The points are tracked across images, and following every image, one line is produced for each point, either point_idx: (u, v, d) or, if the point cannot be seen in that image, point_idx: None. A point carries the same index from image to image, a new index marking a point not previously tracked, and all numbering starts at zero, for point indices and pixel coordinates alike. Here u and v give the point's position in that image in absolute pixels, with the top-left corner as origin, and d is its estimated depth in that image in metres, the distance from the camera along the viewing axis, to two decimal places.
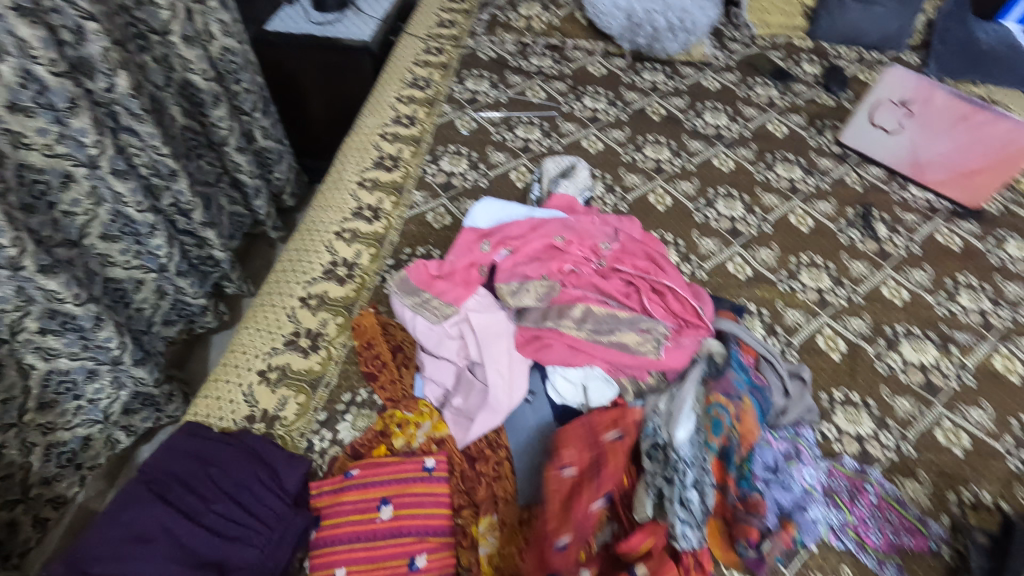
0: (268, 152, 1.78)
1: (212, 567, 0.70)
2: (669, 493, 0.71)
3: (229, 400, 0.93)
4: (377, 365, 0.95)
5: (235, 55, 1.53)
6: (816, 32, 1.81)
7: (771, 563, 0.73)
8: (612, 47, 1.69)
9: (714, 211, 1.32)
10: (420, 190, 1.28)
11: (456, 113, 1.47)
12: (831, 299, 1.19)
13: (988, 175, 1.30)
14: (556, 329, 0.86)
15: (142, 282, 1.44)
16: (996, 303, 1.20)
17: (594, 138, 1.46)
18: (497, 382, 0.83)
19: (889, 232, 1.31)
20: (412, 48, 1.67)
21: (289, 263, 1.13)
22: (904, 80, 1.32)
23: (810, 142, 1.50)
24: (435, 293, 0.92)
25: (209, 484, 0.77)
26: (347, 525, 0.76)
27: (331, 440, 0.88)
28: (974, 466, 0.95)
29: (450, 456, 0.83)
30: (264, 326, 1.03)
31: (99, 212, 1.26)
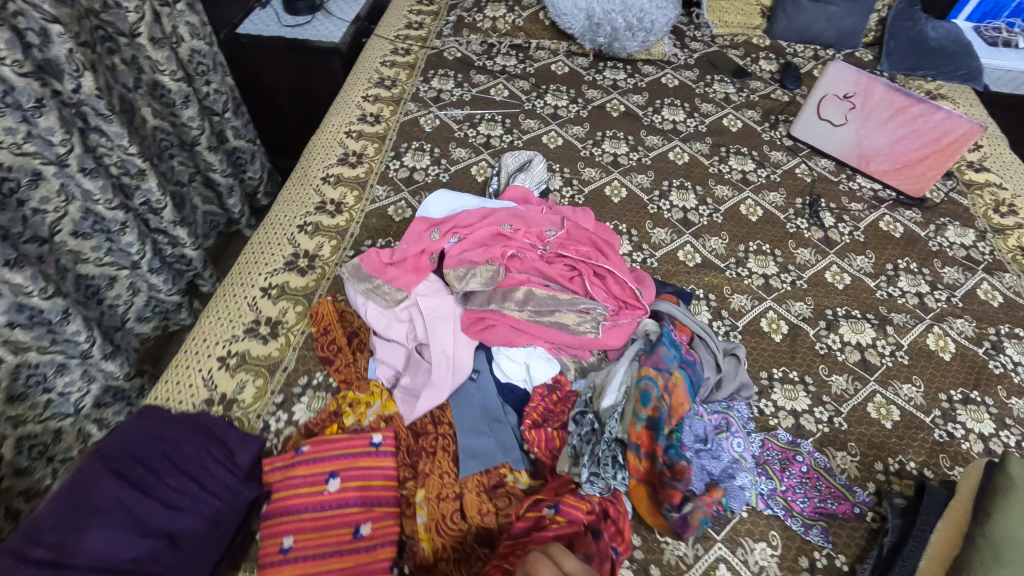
0: (241, 152, 1.85)
1: (164, 536, 0.74)
2: (583, 454, 0.81)
3: (188, 384, 0.96)
4: (333, 350, 0.98)
5: (204, 57, 1.60)
6: (774, 31, 1.87)
7: (697, 526, 0.77)
8: (574, 47, 1.74)
9: (668, 202, 1.37)
10: (382, 185, 1.32)
11: (420, 111, 1.52)
12: (776, 284, 1.24)
13: (928, 165, 1.35)
14: (499, 311, 0.91)
15: (115, 279, 1.46)
16: (933, 286, 1.25)
17: (554, 134, 1.50)
18: (442, 361, 0.88)
19: (835, 220, 1.37)
20: (380, 49, 1.72)
21: (252, 254, 1.17)
22: (845, 75, 1.37)
23: (763, 136, 1.55)
24: (386, 280, 0.97)
25: (164, 460, 0.81)
26: (297, 498, 0.80)
27: (287, 421, 0.92)
28: (901, 436, 1.00)
29: (397, 432, 0.87)
30: (225, 315, 1.06)
31: (70, 209, 1.28)
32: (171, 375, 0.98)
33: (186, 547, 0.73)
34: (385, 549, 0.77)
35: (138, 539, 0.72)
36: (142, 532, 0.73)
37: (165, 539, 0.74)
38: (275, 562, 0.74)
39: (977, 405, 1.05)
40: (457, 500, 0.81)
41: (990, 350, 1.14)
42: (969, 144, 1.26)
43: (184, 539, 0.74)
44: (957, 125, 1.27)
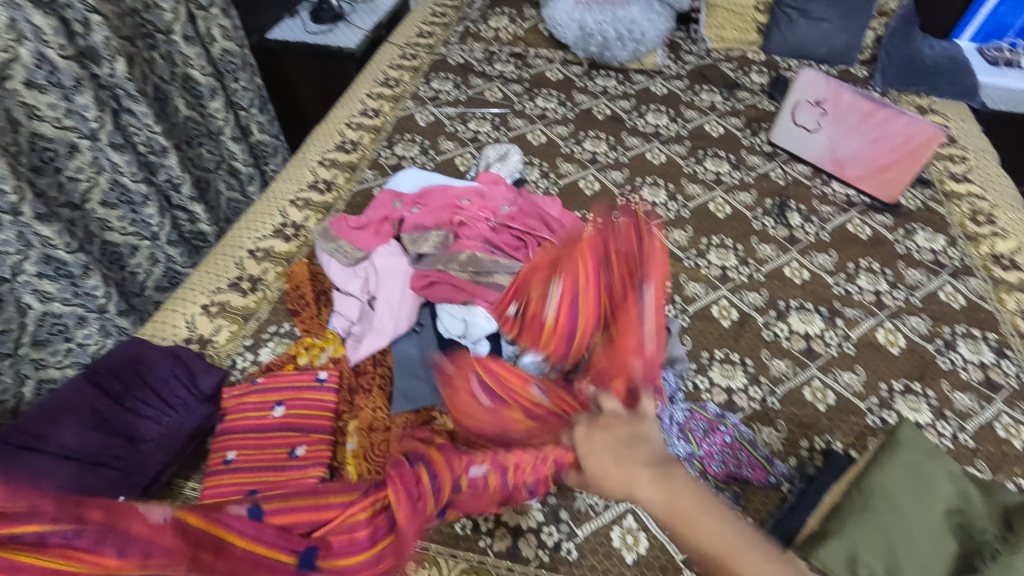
0: (264, 146, 1.98)
1: (125, 437, 0.87)
2: None
3: (172, 324, 1.09)
4: (302, 304, 1.09)
5: (234, 57, 1.75)
6: (770, 46, 1.89)
7: None
8: (570, 56, 1.86)
9: (638, 197, 1.44)
10: (371, 169, 1.45)
11: (417, 108, 1.65)
12: (733, 275, 1.27)
13: (898, 170, 1.39)
14: (444, 271, 1.03)
15: (137, 248, 1.61)
16: (893, 285, 1.26)
17: (539, 132, 1.60)
18: (385, 312, 1.01)
19: (802, 221, 1.40)
20: (389, 54, 1.87)
21: (246, 222, 1.31)
22: (815, 82, 1.44)
23: (743, 142, 1.61)
24: (349, 241, 1.11)
25: (135, 377, 0.92)
26: (244, 420, 0.90)
27: (252, 360, 1.03)
28: (832, 419, 1.02)
29: (342, 371, 0.97)
30: (214, 270, 1.19)
31: (100, 180, 1.44)
32: (159, 316, 1.11)
33: (142, 447, 0.86)
34: (316, 468, 0.84)
35: (101, 436, 0.85)
36: (107, 431, 0.86)
37: (126, 439, 0.86)
38: (217, 471, 0.85)
39: (917, 396, 1.06)
40: (384, 433, 0.89)
41: (941, 347, 1.15)
42: (933, 148, 1.32)
43: (141, 442, 0.87)
44: (920, 130, 1.32)
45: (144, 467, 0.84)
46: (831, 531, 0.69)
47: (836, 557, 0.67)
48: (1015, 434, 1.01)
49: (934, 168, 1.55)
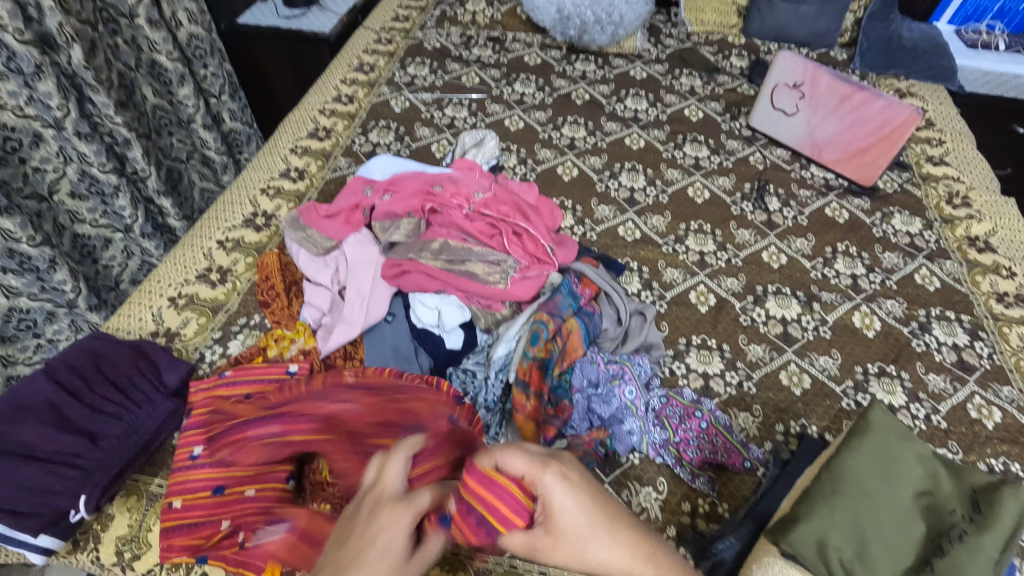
0: (236, 134, 1.93)
1: (85, 435, 0.84)
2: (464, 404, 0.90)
3: (138, 317, 1.07)
4: (271, 294, 1.06)
5: (201, 42, 1.68)
6: (750, 30, 1.88)
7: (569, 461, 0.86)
8: (548, 40, 1.83)
9: (616, 182, 1.42)
10: (345, 157, 1.42)
11: (392, 94, 1.62)
12: (711, 261, 1.27)
13: (875, 152, 1.39)
14: (416, 259, 1.02)
15: (110, 241, 1.57)
16: (870, 269, 1.26)
17: (517, 118, 1.58)
18: (356, 302, 0.98)
19: (780, 205, 1.40)
20: (364, 39, 1.83)
21: (216, 211, 1.28)
22: (793, 64, 1.45)
23: (723, 126, 1.60)
24: (318, 230, 1.09)
25: (96, 371, 0.90)
26: (211, 415, 0.87)
27: (221, 354, 1.01)
28: (807, 403, 1.02)
29: (312, 362, 0.95)
30: (182, 261, 1.16)
31: (67, 171, 1.39)
32: (125, 309, 1.08)
33: (103, 445, 0.83)
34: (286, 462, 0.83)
35: (62, 434, 0.82)
36: (67, 429, 0.83)
37: (87, 437, 0.83)
38: (184, 467, 0.82)
39: (891, 379, 1.07)
40: None
41: (916, 330, 1.15)
42: (909, 131, 1.33)
43: (103, 440, 0.84)
44: (897, 113, 1.34)
45: (108, 465, 0.81)
46: (801, 516, 0.70)
47: (807, 542, 0.68)
48: (987, 415, 1.02)
49: (912, 151, 1.55)
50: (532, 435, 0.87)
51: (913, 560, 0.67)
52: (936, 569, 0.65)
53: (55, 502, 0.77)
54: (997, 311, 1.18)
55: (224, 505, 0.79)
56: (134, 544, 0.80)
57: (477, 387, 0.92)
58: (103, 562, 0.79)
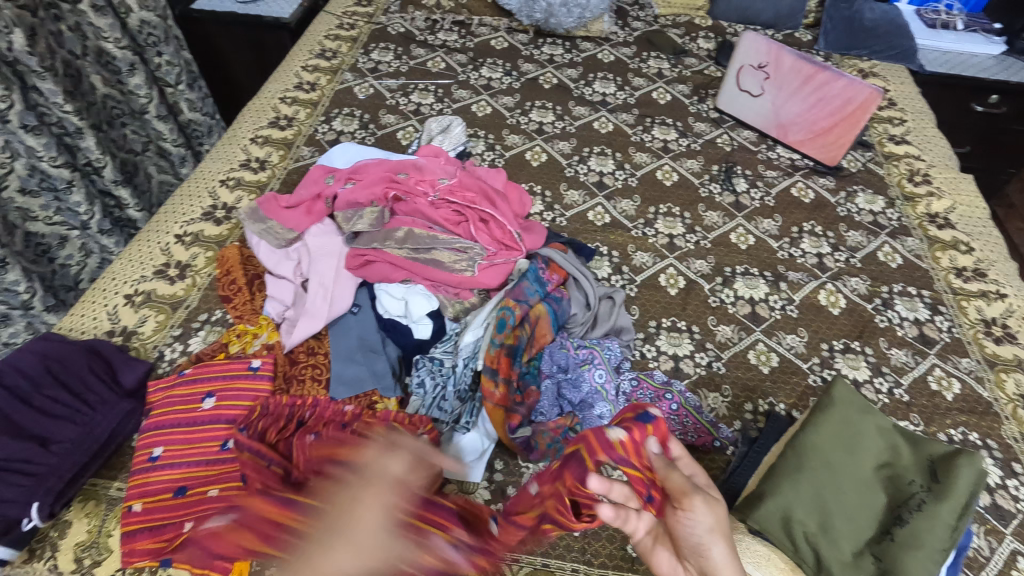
0: (196, 125, 1.86)
1: (36, 440, 0.81)
2: (430, 395, 0.89)
3: (93, 317, 1.03)
4: (233, 289, 1.03)
5: (154, 28, 1.61)
6: (716, 11, 1.88)
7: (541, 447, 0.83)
8: (515, 23, 1.80)
9: (585, 167, 1.42)
10: (308, 146, 1.38)
11: (356, 81, 1.58)
12: (680, 243, 1.27)
13: (839, 132, 1.41)
14: (380, 249, 1.01)
15: (66, 238, 1.50)
16: (835, 248, 1.28)
17: (484, 104, 1.55)
18: (319, 293, 0.96)
19: (747, 186, 1.41)
20: (325, 24, 1.78)
21: (172, 205, 1.23)
22: (756, 45, 1.44)
23: (690, 108, 1.60)
24: (279, 221, 1.06)
25: (46, 374, 0.86)
26: (172, 414, 0.85)
27: (182, 351, 0.98)
28: (775, 380, 1.03)
29: (276, 357, 0.93)
30: (138, 257, 1.12)
31: (15, 166, 1.32)
32: (78, 309, 1.04)
33: (56, 449, 0.80)
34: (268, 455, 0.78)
35: (11, 440, 0.78)
36: (17, 435, 0.80)
37: (38, 442, 0.80)
38: (143, 469, 0.80)
39: (856, 354, 1.09)
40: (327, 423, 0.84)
41: (879, 306, 1.17)
42: (871, 109, 1.34)
43: (55, 444, 0.81)
44: (859, 92, 1.35)
45: (61, 469, 0.78)
46: (767, 491, 0.70)
47: (773, 517, 0.69)
48: (946, 387, 1.04)
49: (874, 130, 1.58)
50: (503, 423, 0.85)
51: (873, 530, 0.68)
52: (894, 538, 0.67)
53: (6, 510, 0.74)
54: (956, 286, 1.21)
55: (187, 505, 0.77)
56: (93, 551, 0.76)
57: (444, 377, 0.91)
58: (61, 571, 0.75)
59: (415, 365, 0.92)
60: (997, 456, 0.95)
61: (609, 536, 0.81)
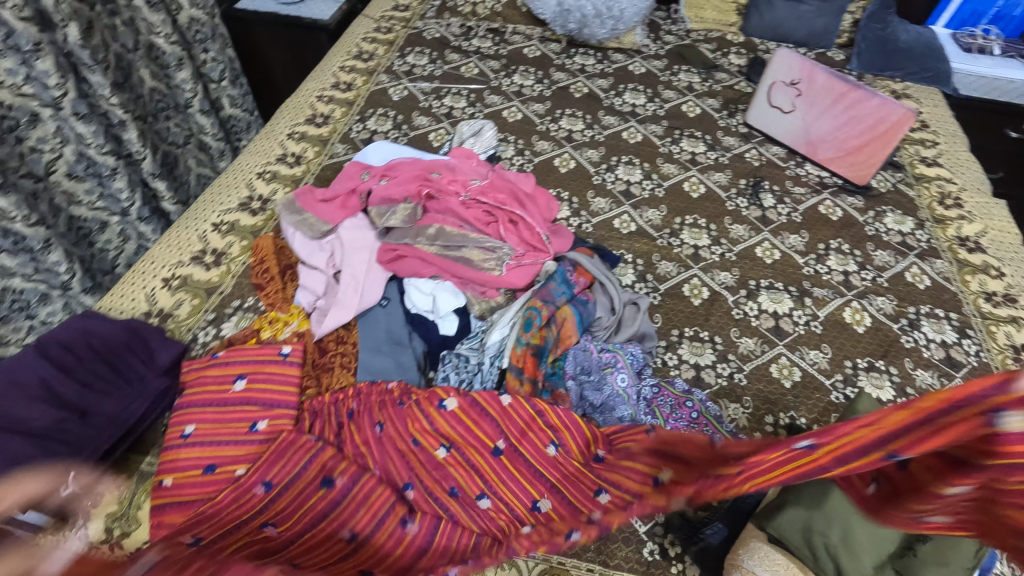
0: (236, 120, 1.91)
1: (75, 413, 0.84)
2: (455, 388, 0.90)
3: (131, 297, 1.06)
4: (266, 278, 1.06)
5: (201, 26, 1.66)
6: (748, 29, 1.88)
7: None
8: (548, 33, 1.83)
9: (613, 175, 1.43)
10: (342, 144, 1.41)
11: (391, 83, 1.62)
12: (705, 255, 1.27)
13: (870, 151, 1.40)
14: (411, 245, 1.03)
15: (106, 224, 1.54)
16: (861, 266, 1.28)
17: (515, 110, 1.58)
18: (350, 285, 0.99)
19: (775, 202, 1.41)
20: (363, 27, 1.83)
21: (211, 194, 1.27)
22: (789, 61, 1.45)
23: (720, 122, 1.61)
24: (314, 214, 1.09)
25: (87, 349, 0.90)
26: (203, 394, 0.87)
27: (215, 335, 1.01)
28: (796, 395, 1.03)
29: (306, 345, 0.96)
30: (176, 243, 1.16)
31: (64, 152, 1.36)
32: (117, 290, 1.07)
33: (93, 421, 0.83)
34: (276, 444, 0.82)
35: (53, 409, 0.81)
36: (58, 405, 0.82)
37: (77, 413, 0.83)
38: (173, 446, 0.82)
39: (880, 373, 1.08)
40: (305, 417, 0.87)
41: (905, 326, 1.16)
42: (903, 130, 1.33)
43: (93, 416, 0.84)
44: (892, 111, 1.33)
45: (96, 441, 0.82)
46: (789, 501, 0.71)
47: (793, 526, 0.69)
48: None
49: (905, 152, 1.57)
50: None
51: (895, 544, 0.68)
52: (917, 553, 0.66)
53: (43, 475, 0.77)
54: (985, 310, 1.20)
55: (215, 483, 0.78)
56: (123, 521, 0.79)
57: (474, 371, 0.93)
58: (91, 539, 0.77)
59: (441, 359, 0.95)
60: None
61: (625, 539, 0.82)
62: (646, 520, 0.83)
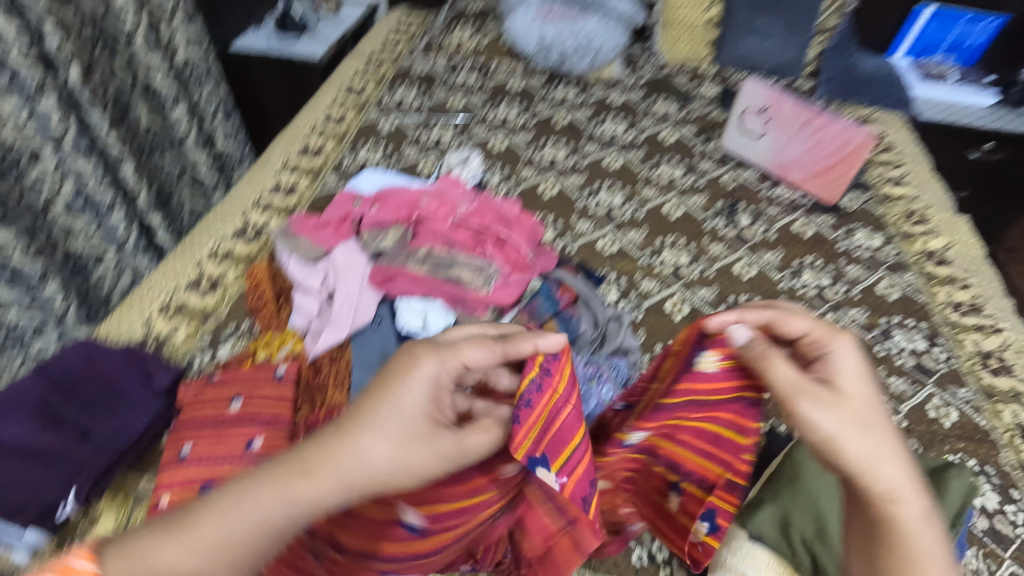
0: (229, 155, 1.96)
1: (75, 433, 0.87)
2: None
3: (129, 323, 1.09)
4: (261, 301, 1.10)
5: (195, 68, 1.74)
6: (721, 59, 1.98)
7: None
8: (531, 67, 1.92)
9: (596, 199, 1.49)
10: (334, 174, 1.47)
11: (381, 116, 1.69)
12: (686, 272, 1.33)
13: (838, 171, 1.48)
14: (402, 266, 1.07)
15: (103, 257, 1.57)
16: (834, 280, 1.33)
17: (501, 139, 1.65)
18: (344, 306, 1.03)
19: (750, 221, 1.47)
20: (354, 64, 1.91)
21: (207, 224, 1.32)
22: (756, 91, 1.54)
23: (696, 148, 1.69)
24: (308, 238, 1.13)
25: (88, 373, 0.93)
26: (201, 416, 0.89)
27: (211, 358, 1.04)
28: None
29: (300, 365, 0.99)
30: (172, 271, 1.19)
31: (64, 187, 1.41)
32: (115, 316, 1.10)
33: (92, 442, 0.85)
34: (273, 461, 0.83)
35: (54, 431, 0.85)
36: (60, 426, 0.86)
37: (77, 434, 0.86)
38: (172, 467, 0.83)
39: None
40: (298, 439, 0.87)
41: (878, 336, 1.21)
42: (865, 153, 1.43)
43: (93, 436, 0.86)
44: (854, 135, 1.43)
45: (94, 461, 0.83)
46: (766, 498, 0.77)
47: (770, 522, 0.75)
48: (944, 414, 1.07)
49: (872, 173, 1.65)
50: None
51: None
52: None
53: (43, 494, 0.79)
54: (953, 319, 1.26)
55: None
56: None
57: None
58: None
59: None
60: (994, 482, 0.98)
61: (614, 546, 0.84)
62: (635, 527, 0.86)
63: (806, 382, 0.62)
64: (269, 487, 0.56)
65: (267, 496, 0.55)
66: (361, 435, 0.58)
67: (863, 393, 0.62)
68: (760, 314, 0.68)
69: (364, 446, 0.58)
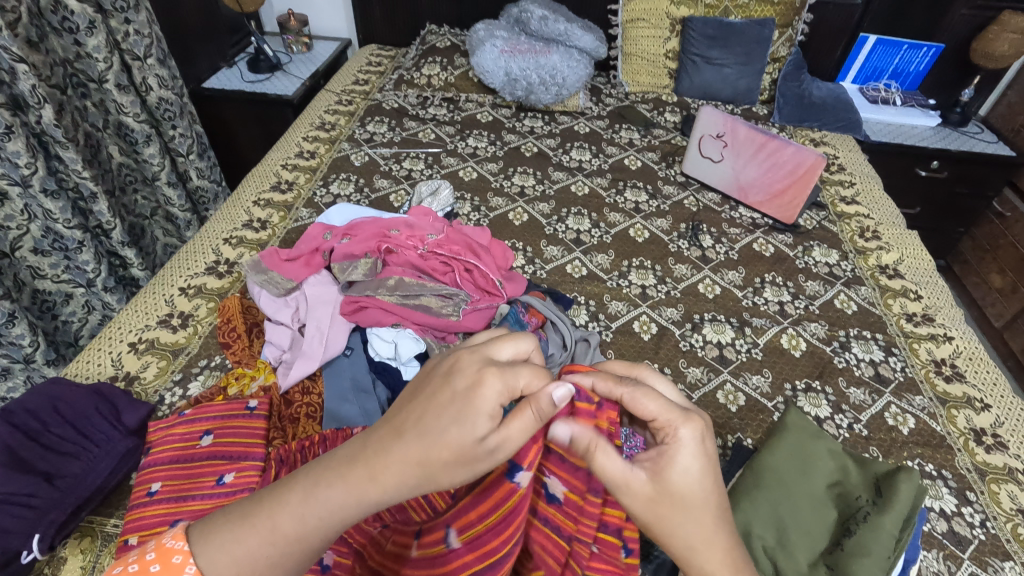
0: (203, 191, 1.97)
1: (40, 476, 0.84)
2: None
3: (97, 362, 1.08)
4: (232, 336, 1.10)
5: (170, 104, 1.73)
6: (680, 89, 2.07)
7: None
8: (499, 99, 1.99)
9: (564, 225, 1.54)
10: (306, 208, 1.49)
11: (352, 150, 1.72)
12: (652, 293, 1.37)
13: (793, 193, 1.55)
14: (373, 296, 1.09)
15: (71, 296, 1.55)
16: (794, 296, 1.39)
17: (470, 170, 1.69)
18: (315, 337, 1.04)
19: (713, 242, 1.53)
20: (326, 100, 1.95)
21: (178, 260, 1.32)
22: (713, 118, 1.61)
23: (660, 173, 1.75)
24: (280, 272, 1.16)
25: (53, 414, 0.91)
26: (170, 451, 0.89)
27: (181, 395, 1.03)
28: (742, 417, 1.10)
29: (272, 398, 1.00)
30: (142, 308, 1.19)
31: (31, 228, 1.40)
32: (83, 356, 1.10)
33: (60, 484, 0.84)
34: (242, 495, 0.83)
35: (19, 474, 0.82)
36: (24, 470, 0.83)
37: (42, 477, 0.84)
38: (140, 503, 0.83)
39: (817, 393, 1.16)
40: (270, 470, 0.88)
41: (837, 348, 1.26)
42: (816, 174, 1.49)
43: (59, 479, 0.85)
44: (805, 157, 1.49)
45: (63, 503, 0.83)
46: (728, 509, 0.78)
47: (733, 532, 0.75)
48: (902, 421, 1.12)
49: (827, 193, 1.73)
50: None
51: (825, 542, 0.74)
52: (844, 547, 0.72)
53: (8, 541, 0.76)
54: (907, 330, 1.31)
55: None
56: None
57: None
58: None
59: None
60: (951, 485, 1.01)
61: None
62: None
63: (640, 485, 0.56)
64: (337, 482, 0.50)
65: (336, 493, 0.50)
66: (436, 446, 0.49)
67: (697, 481, 0.56)
68: (613, 388, 0.63)
69: (443, 443, 0.49)
